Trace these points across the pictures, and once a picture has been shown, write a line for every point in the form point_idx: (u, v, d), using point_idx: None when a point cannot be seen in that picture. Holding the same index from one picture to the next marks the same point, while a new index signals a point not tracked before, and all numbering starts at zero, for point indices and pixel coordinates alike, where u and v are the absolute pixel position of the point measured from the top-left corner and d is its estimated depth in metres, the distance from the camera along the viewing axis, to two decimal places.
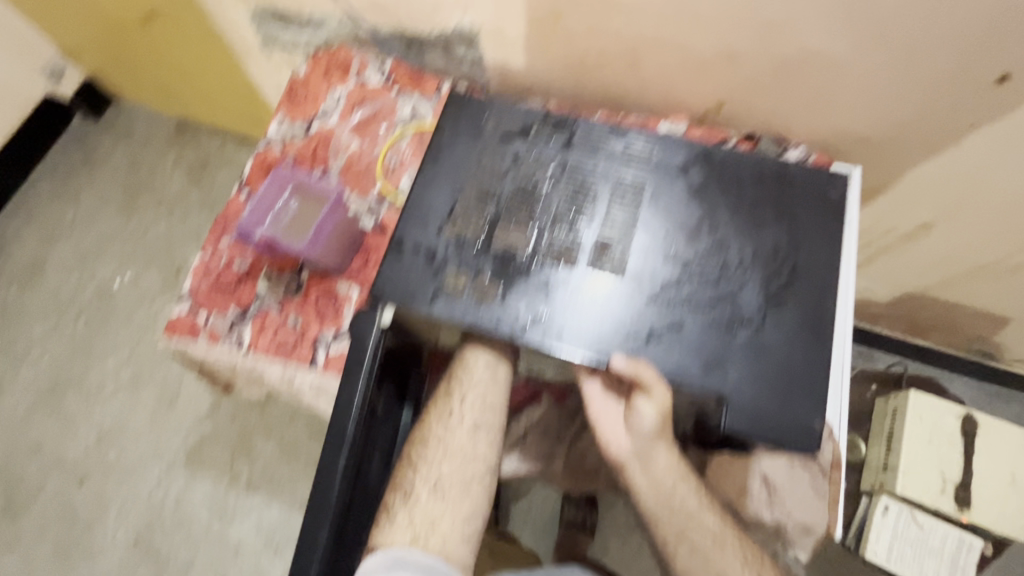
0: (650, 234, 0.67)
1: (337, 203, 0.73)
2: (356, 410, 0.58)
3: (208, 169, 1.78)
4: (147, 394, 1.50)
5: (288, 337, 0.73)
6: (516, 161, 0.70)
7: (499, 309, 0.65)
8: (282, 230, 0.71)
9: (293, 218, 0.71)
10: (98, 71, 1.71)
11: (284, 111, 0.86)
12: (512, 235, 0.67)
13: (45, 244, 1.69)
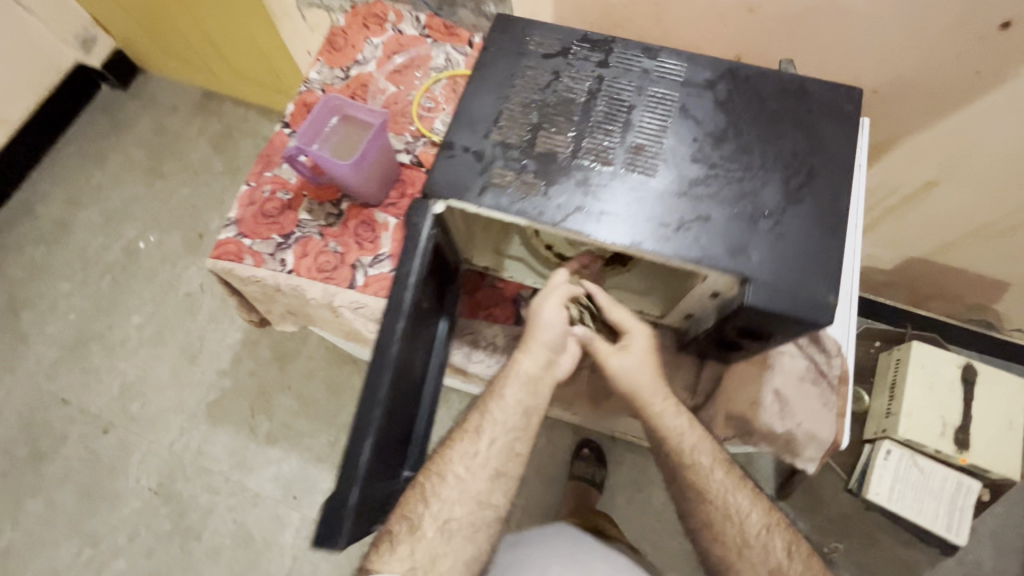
0: (737, 138, 0.53)
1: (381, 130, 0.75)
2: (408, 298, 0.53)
3: (231, 139, 1.83)
4: (171, 349, 1.56)
5: (330, 261, 0.77)
6: (571, 55, 0.57)
7: (548, 216, 0.51)
8: (329, 154, 0.75)
9: (340, 144, 0.75)
10: (127, 41, 1.79)
11: (323, 58, 0.91)
12: (566, 135, 0.54)
13: (73, 205, 1.76)
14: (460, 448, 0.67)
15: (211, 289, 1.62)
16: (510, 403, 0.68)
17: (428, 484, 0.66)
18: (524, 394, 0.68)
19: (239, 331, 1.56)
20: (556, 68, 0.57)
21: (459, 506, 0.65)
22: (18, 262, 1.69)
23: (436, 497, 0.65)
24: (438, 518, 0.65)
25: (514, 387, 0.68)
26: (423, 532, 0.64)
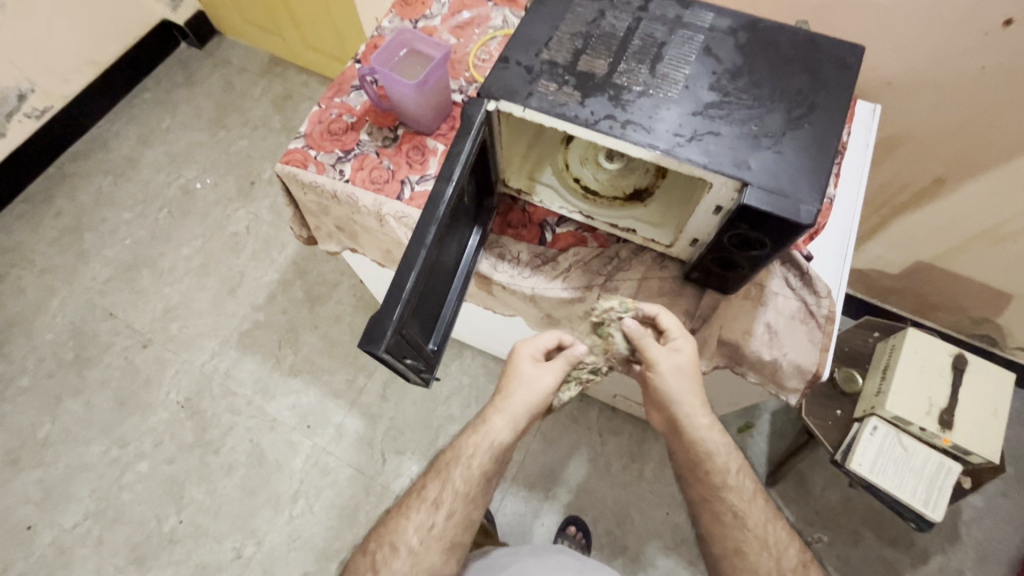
0: (750, 75, 0.62)
1: (444, 59, 0.85)
2: (453, 184, 0.60)
3: (292, 101, 1.98)
4: (213, 281, 1.68)
5: (382, 175, 0.88)
6: (615, 0, 0.67)
7: (582, 120, 0.60)
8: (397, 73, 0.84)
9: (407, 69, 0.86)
10: (211, 3, 1.98)
11: (396, 10, 1.02)
12: (605, 60, 0.63)
13: (143, 144, 1.92)
14: (415, 520, 0.77)
15: (256, 232, 1.74)
16: (468, 471, 0.77)
17: (379, 554, 0.76)
18: (483, 463, 0.77)
19: (277, 272, 1.68)
20: (602, 9, 0.67)
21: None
22: (87, 189, 1.85)
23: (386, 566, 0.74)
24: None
25: (479, 454, 0.77)
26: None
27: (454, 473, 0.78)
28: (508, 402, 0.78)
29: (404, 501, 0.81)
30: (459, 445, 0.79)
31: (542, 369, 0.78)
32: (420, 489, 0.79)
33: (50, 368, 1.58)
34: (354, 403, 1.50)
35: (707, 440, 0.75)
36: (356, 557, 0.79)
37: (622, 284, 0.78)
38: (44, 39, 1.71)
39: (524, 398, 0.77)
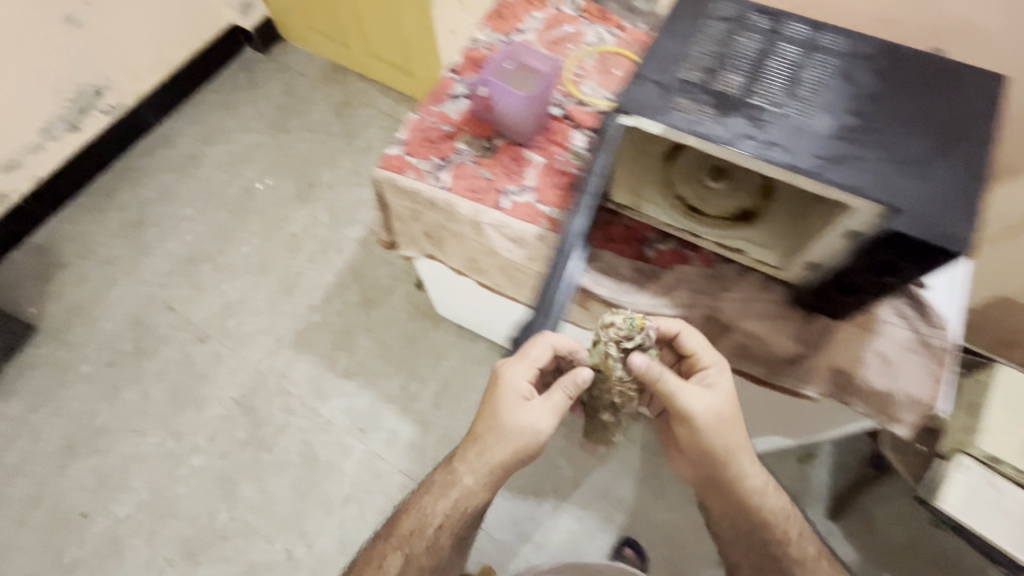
0: (891, 101, 0.61)
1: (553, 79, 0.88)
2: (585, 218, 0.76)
3: (351, 107, 2.01)
4: (270, 280, 1.70)
5: (481, 184, 0.88)
6: (748, 21, 0.67)
7: (720, 138, 0.60)
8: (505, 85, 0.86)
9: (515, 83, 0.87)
10: (279, 10, 2.03)
11: (490, 24, 1.04)
12: (739, 80, 0.63)
13: (205, 143, 1.97)
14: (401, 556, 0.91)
15: (314, 234, 1.77)
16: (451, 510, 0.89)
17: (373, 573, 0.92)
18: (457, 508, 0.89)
19: (333, 274, 1.70)
20: (734, 30, 0.67)
21: None
22: (151, 184, 1.89)
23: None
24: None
25: (448, 505, 0.89)
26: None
27: (428, 520, 0.91)
28: (486, 442, 0.85)
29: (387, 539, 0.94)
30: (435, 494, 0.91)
31: (531, 408, 0.82)
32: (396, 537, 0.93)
33: (109, 357, 1.60)
34: (408, 409, 1.50)
35: (753, 481, 0.86)
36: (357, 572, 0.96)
37: (727, 306, 0.77)
38: (121, 39, 1.77)
39: (505, 439, 0.84)
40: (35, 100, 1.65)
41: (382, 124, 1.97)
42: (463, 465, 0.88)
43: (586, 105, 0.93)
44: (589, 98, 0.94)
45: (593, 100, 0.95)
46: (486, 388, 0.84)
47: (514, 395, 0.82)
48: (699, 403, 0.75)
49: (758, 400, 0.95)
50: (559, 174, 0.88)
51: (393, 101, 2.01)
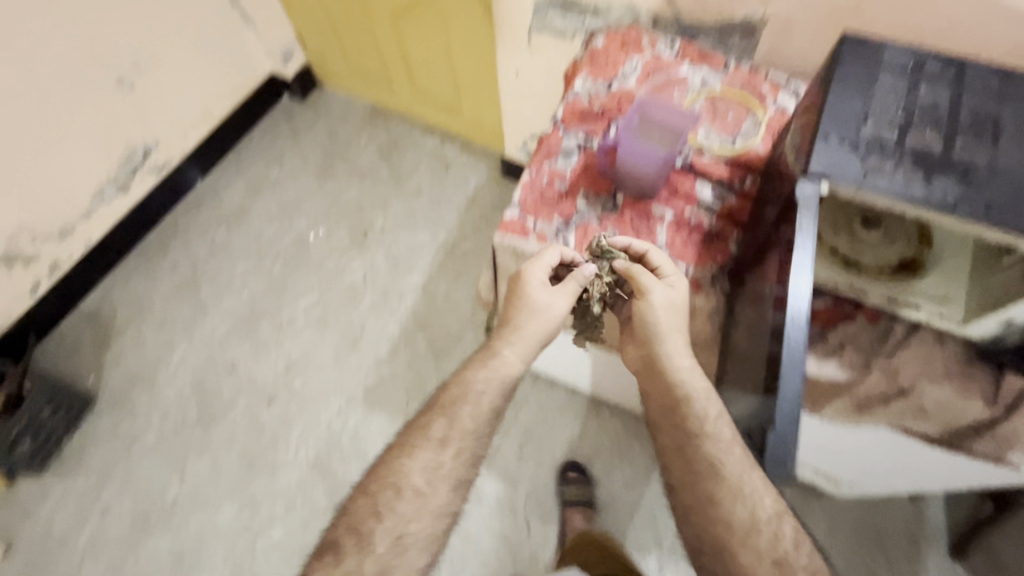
0: None
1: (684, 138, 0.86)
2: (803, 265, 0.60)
3: (397, 150, 1.99)
4: (333, 333, 1.65)
5: (609, 246, 0.85)
6: (925, 71, 0.63)
7: (932, 202, 0.55)
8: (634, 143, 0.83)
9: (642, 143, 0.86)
10: (320, 57, 2.02)
11: (586, 72, 1.02)
12: (938, 136, 0.59)
13: (252, 195, 1.94)
14: (422, 461, 0.82)
15: (374, 283, 1.73)
16: (477, 409, 0.85)
17: (384, 495, 0.81)
18: (492, 396, 0.85)
19: (397, 324, 1.65)
20: (915, 81, 0.63)
21: (416, 522, 0.79)
22: (201, 240, 1.85)
23: (393, 511, 0.80)
24: (393, 532, 0.79)
25: (490, 385, 0.85)
26: (375, 543, 0.78)
27: (461, 412, 0.85)
28: (519, 331, 0.86)
29: (412, 431, 0.86)
30: (463, 379, 0.87)
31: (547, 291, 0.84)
32: (424, 429, 0.85)
33: (174, 426, 1.54)
34: (491, 463, 1.43)
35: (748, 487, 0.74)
36: (355, 505, 0.82)
37: (903, 364, 0.73)
38: (172, 97, 1.75)
39: (536, 325, 0.85)
40: (86, 161, 1.61)
41: (430, 166, 1.94)
42: (502, 342, 0.87)
43: (707, 153, 0.90)
44: (709, 145, 0.90)
45: (713, 146, 0.91)
46: (508, 283, 0.87)
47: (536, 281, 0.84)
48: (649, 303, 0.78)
49: (852, 441, 0.87)
50: (690, 229, 0.85)
51: (439, 141, 1.99)
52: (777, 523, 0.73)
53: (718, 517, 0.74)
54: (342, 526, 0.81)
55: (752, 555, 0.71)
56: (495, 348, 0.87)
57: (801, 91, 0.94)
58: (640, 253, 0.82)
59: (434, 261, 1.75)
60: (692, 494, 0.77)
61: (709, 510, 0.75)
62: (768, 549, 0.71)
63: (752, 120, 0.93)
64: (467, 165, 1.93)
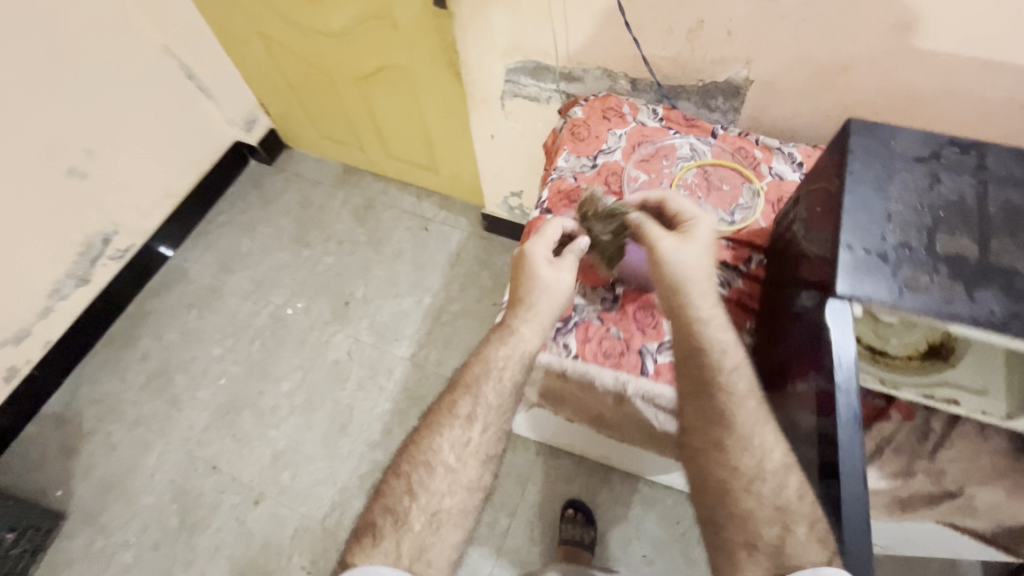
0: None
1: None
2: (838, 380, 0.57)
3: (374, 210, 1.91)
4: (320, 417, 1.55)
5: (615, 345, 0.77)
6: (944, 160, 0.58)
7: (981, 321, 0.50)
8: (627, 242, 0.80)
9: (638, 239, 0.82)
10: (284, 122, 1.95)
11: (568, 147, 0.96)
12: (970, 239, 0.54)
13: (224, 271, 1.84)
14: (449, 436, 0.75)
15: (360, 357, 1.64)
16: (500, 384, 0.76)
17: (415, 475, 0.74)
18: (514, 368, 0.75)
19: (388, 402, 1.56)
20: (935, 173, 0.57)
21: (448, 497, 0.73)
22: (172, 325, 1.75)
23: (423, 487, 0.73)
24: (428, 510, 0.72)
25: (511, 363, 0.75)
26: (410, 523, 0.71)
27: (483, 385, 0.76)
28: (535, 311, 0.77)
29: (434, 410, 0.78)
30: (481, 355, 0.77)
31: (555, 268, 0.77)
32: (449, 405, 0.77)
33: (153, 539, 1.42)
34: (501, 550, 1.34)
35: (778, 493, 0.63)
36: (389, 483, 0.75)
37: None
38: (130, 178, 1.66)
39: (549, 301, 0.76)
40: (42, 257, 1.50)
41: (408, 225, 1.87)
42: (516, 318, 0.77)
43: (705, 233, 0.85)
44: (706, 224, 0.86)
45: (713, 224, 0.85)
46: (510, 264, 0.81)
47: (541, 259, 0.78)
48: (664, 247, 0.72)
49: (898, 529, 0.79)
50: None
51: (415, 199, 1.92)
52: (784, 473, 0.64)
53: (721, 461, 0.66)
54: (380, 507, 0.73)
55: (752, 501, 0.63)
56: (511, 325, 0.77)
57: (797, 156, 0.89)
58: (659, 202, 0.79)
59: (422, 329, 1.67)
60: (703, 441, 0.68)
61: (708, 456, 0.68)
62: (770, 498, 0.63)
63: (749, 190, 0.88)
64: (447, 223, 1.86)
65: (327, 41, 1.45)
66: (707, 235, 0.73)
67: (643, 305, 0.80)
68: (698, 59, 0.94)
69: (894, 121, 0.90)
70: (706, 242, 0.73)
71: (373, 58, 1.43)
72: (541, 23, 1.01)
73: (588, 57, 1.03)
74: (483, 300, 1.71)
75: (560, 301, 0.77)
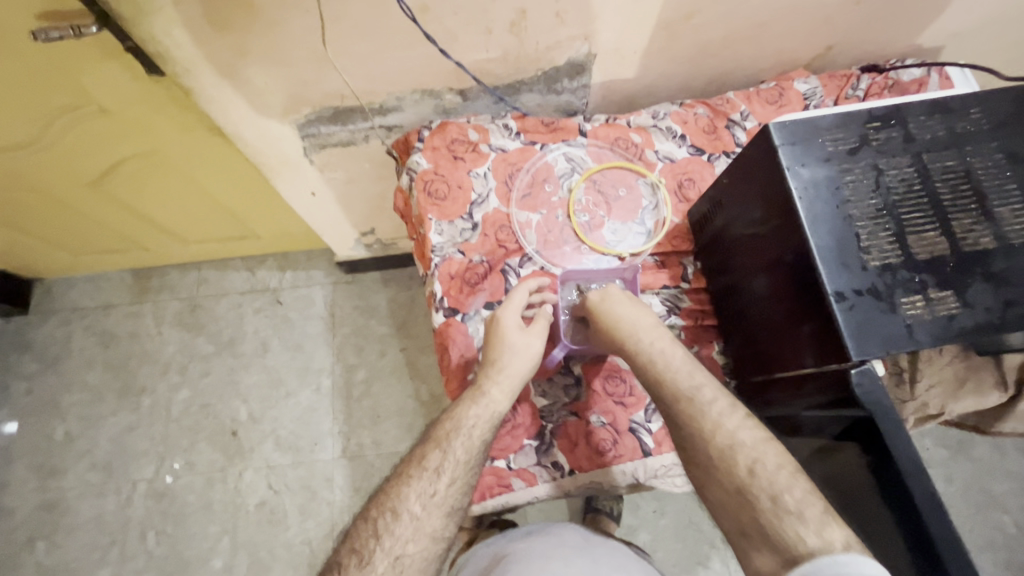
0: None
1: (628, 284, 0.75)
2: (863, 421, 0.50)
3: (202, 307, 1.49)
4: (279, 573, 1.28)
5: (605, 438, 0.69)
6: (874, 143, 0.52)
7: (985, 324, 0.47)
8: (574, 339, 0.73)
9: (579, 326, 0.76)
10: (10, 260, 1.38)
11: (434, 215, 0.77)
12: (938, 232, 0.50)
13: (50, 476, 1.37)
14: (416, 486, 0.61)
15: (286, 483, 1.35)
16: (471, 442, 0.63)
17: (383, 519, 0.59)
18: (487, 430, 0.64)
19: (344, 515, 1.32)
20: (873, 162, 0.52)
21: (412, 542, 0.58)
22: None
23: (390, 533, 0.58)
24: (391, 553, 0.57)
25: (481, 422, 0.64)
26: (374, 565, 0.56)
27: (455, 441, 0.63)
28: (504, 373, 0.67)
29: (404, 462, 0.64)
30: (451, 412, 0.66)
31: (528, 336, 0.68)
32: (419, 457, 0.63)
33: None
34: None
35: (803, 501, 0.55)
36: (355, 526, 0.60)
37: (928, 396, 0.71)
38: None
39: (520, 366, 0.67)
40: None
41: (256, 308, 1.49)
42: (486, 380, 0.67)
43: (629, 258, 0.78)
44: (626, 249, 0.79)
45: (632, 246, 0.80)
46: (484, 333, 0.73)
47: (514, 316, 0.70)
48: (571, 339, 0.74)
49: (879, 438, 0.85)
50: None
51: (246, 273, 1.52)
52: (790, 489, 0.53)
53: (718, 498, 0.57)
54: (344, 548, 0.58)
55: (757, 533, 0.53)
56: (481, 384, 0.67)
57: (675, 127, 0.82)
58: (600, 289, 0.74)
59: (339, 416, 1.40)
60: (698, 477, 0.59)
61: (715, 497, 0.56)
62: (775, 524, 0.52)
63: (645, 185, 0.81)
64: (301, 284, 1.51)
65: (6, 158, 0.96)
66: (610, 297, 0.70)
67: (612, 376, 0.72)
68: (528, 51, 0.77)
69: (740, 51, 0.84)
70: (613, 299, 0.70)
71: (105, 154, 1.00)
72: (320, 64, 0.73)
73: (399, 83, 0.79)
74: (387, 352, 1.45)
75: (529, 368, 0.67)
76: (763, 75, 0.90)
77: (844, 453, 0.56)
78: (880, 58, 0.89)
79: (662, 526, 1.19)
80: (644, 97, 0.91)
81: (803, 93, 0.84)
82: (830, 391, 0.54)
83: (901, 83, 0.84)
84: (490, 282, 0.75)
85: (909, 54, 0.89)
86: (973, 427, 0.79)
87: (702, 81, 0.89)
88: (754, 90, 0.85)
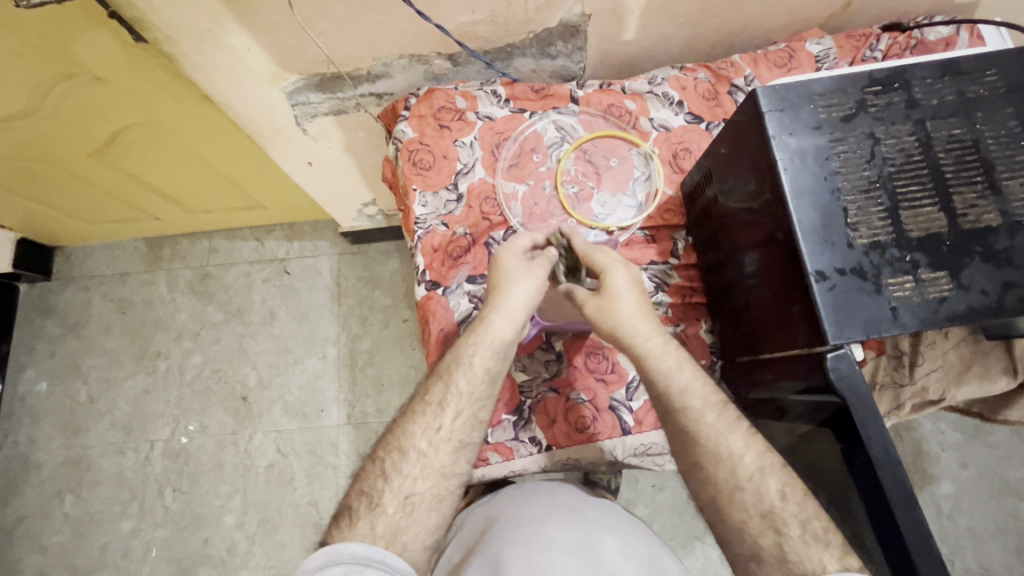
0: None
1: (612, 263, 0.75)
2: (848, 406, 0.51)
3: (213, 276, 1.52)
4: (287, 531, 1.34)
5: (585, 414, 0.71)
6: (872, 110, 0.49)
7: (978, 308, 0.45)
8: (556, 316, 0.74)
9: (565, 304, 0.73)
10: (31, 229, 1.42)
11: (418, 185, 0.76)
12: (936, 206, 0.47)
13: (75, 434, 1.44)
14: (422, 423, 0.63)
15: (293, 447, 1.39)
16: (470, 404, 0.63)
17: (390, 460, 0.62)
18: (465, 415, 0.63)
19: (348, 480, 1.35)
20: (870, 131, 0.49)
21: (421, 480, 0.61)
22: (53, 525, 1.38)
23: (398, 472, 0.61)
24: (400, 493, 0.60)
25: (483, 353, 0.63)
26: (384, 507, 0.59)
27: (459, 375, 0.63)
28: (508, 304, 0.64)
29: (400, 422, 0.65)
30: (454, 350, 0.65)
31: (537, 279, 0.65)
32: (424, 395, 0.65)
33: None
34: None
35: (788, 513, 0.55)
36: (364, 468, 0.63)
37: (927, 381, 0.69)
38: None
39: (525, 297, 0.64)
40: None
41: (264, 277, 1.51)
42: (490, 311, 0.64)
43: (617, 231, 0.76)
44: (615, 221, 0.76)
45: (621, 219, 0.77)
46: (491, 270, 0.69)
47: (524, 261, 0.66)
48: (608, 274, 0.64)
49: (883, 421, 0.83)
50: None
51: (255, 242, 1.54)
52: (761, 475, 0.58)
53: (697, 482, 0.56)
54: (354, 492, 0.61)
55: (746, 499, 0.57)
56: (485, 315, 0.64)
57: (672, 94, 0.78)
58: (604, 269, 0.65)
59: (343, 385, 1.43)
60: (688, 443, 0.61)
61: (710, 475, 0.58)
62: (753, 494, 0.57)
63: (638, 156, 0.79)
64: (307, 254, 1.52)
65: (10, 128, 0.97)
66: (627, 283, 0.63)
67: (596, 354, 0.73)
68: (518, 11, 0.73)
69: (748, 8, 0.77)
70: (629, 286, 0.64)
71: (104, 122, 1.00)
72: (298, 30, 0.71)
73: (385, 47, 0.77)
74: (391, 322, 1.46)
75: (536, 295, 0.64)
76: (774, 35, 0.84)
77: (830, 438, 0.56)
78: (904, 16, 0.82)
79: (662, 500, 1.18)
80: (644, 60, 0.86)
81: (816, 55, 0.78)
82: (812, 374, 0.54)
83: (925, 43, 0.77)
84: (470, 255, 0.75)
85: (938, 12, 0.82)
86: (976, 413, 0.78)
87: (706, 41, 0.83)
88: (762, 53, 0.79)
